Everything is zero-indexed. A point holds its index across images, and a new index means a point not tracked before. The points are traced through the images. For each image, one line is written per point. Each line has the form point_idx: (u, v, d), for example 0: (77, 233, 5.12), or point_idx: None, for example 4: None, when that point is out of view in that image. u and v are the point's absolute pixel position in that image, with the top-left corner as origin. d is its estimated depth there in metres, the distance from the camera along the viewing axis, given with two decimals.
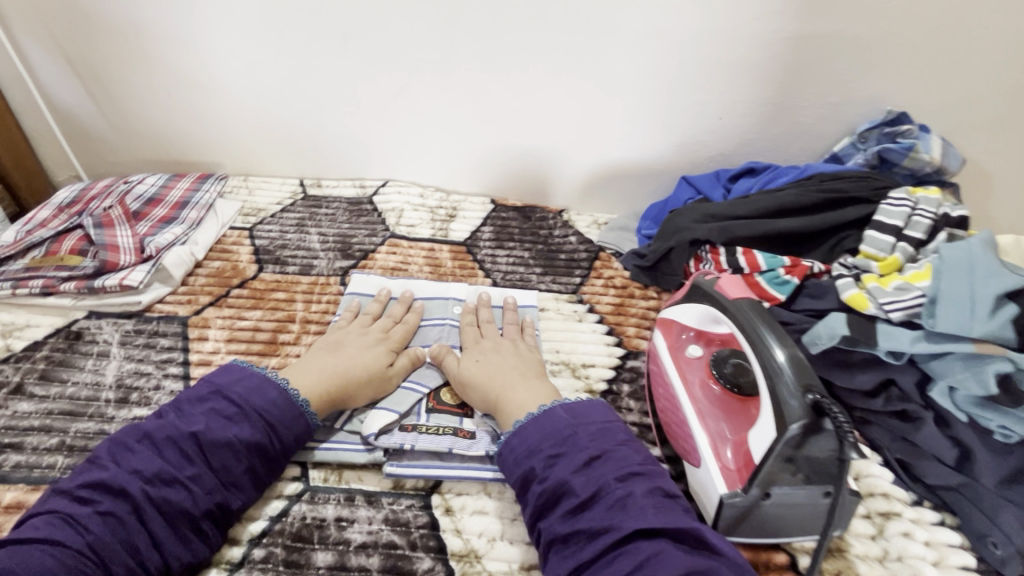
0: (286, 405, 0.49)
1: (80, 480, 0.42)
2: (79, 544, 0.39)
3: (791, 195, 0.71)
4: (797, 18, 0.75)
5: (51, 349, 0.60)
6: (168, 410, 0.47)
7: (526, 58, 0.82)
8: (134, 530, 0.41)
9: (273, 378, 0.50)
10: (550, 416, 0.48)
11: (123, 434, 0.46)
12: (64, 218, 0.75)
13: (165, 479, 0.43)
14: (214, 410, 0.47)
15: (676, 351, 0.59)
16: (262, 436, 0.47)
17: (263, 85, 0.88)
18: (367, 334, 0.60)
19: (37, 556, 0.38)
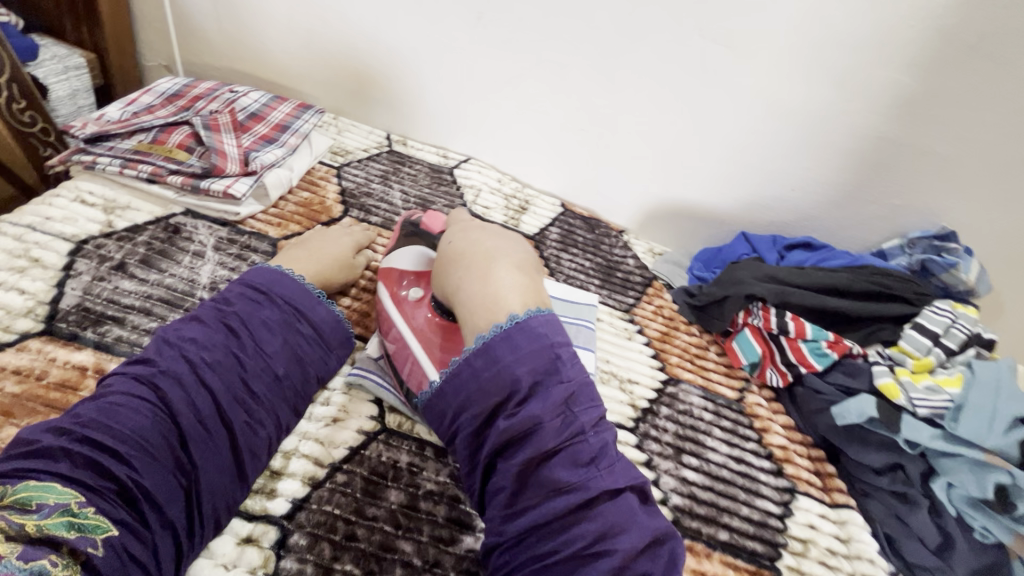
0: (305, 291, 0.54)
1: (144, 350, 0.46)
2: (158, 403, 0.43)
3: (845, 278, 0.77)
4: (891, 122, 0.82)
5: (150, 237, 0.62)
6: (204, 300, 0.51)
7: (637, 85, 0.87)
8: (193, 390, 0.44)
9: (290, 272, 0.55)
10: (523, 331, 0.47)
11: (171, 321, 0.50)
12: (171, 109, 0.77)
13: (215, 347, 0.47)
14: (246, 295, 0.51)
15: (393, 297, 0.59)
16: (293, 317, 0.52)
17: (383, 33, 0.91)
18: (337, 232, 0.67)
19: (117, 410, 0.41)
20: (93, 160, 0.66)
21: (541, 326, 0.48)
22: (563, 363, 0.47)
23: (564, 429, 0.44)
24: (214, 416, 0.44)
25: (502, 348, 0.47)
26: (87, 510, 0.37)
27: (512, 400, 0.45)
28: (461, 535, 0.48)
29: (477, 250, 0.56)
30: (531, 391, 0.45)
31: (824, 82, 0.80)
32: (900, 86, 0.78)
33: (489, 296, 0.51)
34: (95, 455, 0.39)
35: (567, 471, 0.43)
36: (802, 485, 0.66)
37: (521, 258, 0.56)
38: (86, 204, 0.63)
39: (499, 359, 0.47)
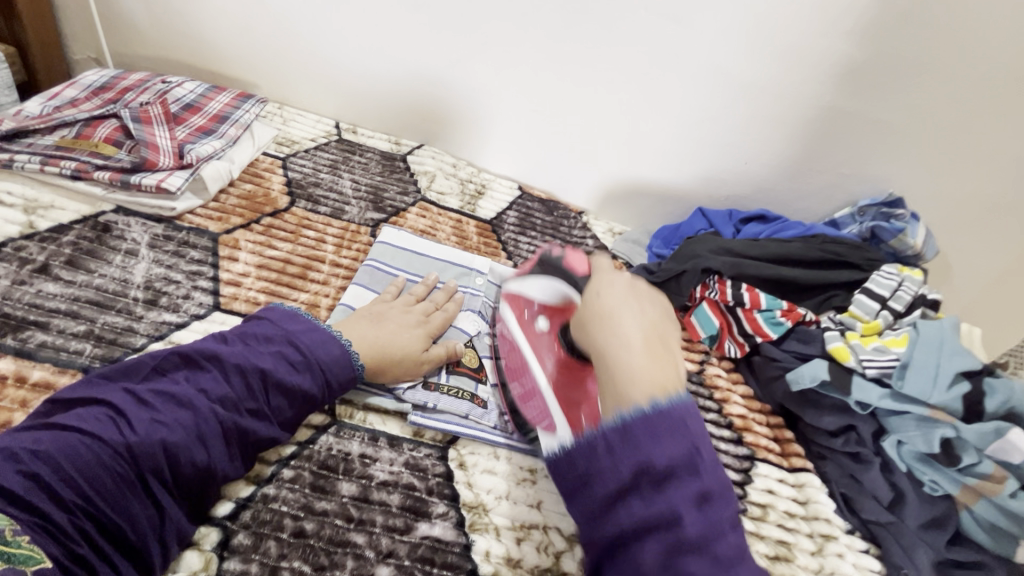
0: (344, 363, 0.51)
1: (147, 384, 0.44)
2: (129, 450, 0.39)
3: (797, 248, 0.78)
4: (836, 92, 0.83)
5: (77, 237, 0.59)
6: (237, 340, 0.48)
7: (586, 63, 0.86)
8: (194, 454, 0.42)
9: (336, 337, 0.52)
10: (671, 420, 0.39)
11: (189, 348, 0.46)
12: (97, 102, 0.72)
13: (227, 406, 0.44)
14: (282, 354, 0.48)
15: (524, 326, 0.60)
16: (317, 388, 0.49)
17: (324, 16, 0.88)
18: (409, 313, 0.59)
19: (80, 448, 0.38)
20: (9, 158, 0.62)
21: (679, 413, 0.40)
22: (702, 452, 0.39)
23: (701, 518, 0.37)
24: (199, 483, 0.42)
25: (643, 432, 0.39)
26: (19, 539, 0.34)
27: (646, 481, 0.38)
28: (416, 523, 0.47)
29: (609, 310, 0.46)
30: (670, 475, 0.38)
31: (770, 53, 0.80)
32: (843, 57, 0.79)
33: (632, 370, 0.42)
34: (31, 495, 0.36)
35: (699, 560, 0.36)
36: (761, 451, 0.67)
37: (657, 316, 0.47)
38: (4, 204, 0.59)
39: (639, 444, 0.39)
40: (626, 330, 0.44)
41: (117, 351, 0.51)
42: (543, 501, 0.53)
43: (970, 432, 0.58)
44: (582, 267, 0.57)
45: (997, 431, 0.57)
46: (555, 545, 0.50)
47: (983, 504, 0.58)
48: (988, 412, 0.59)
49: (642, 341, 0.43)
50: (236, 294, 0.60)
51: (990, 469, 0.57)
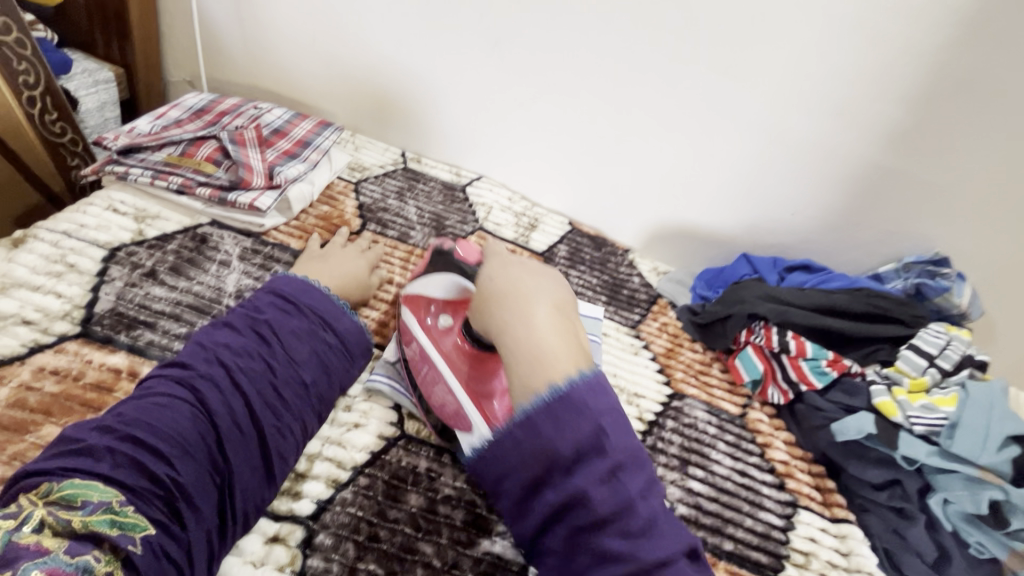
0: (336, 304, 0.57)
1: (188, 352, 0.48)
2: (192, 400, 0.44)
3: (841, 299, 0.79)
4: (886, 152, 0.86)
5: (180, 246, 0.65)
6: (237, 308, 0.54)
7: (645, 110, 0.91)
8: (233, 393, 0.46)
9: (315, 284, 0.58)
10: (569, 395, 0.40)
11: (206, 326, 0.52)
12: (199, 124, 0.80)
13: (251, 354, 0.49)
14: (275, 304, 0.54)
15: (421, 326, 0.59)
16: (319, 327, 0.54)
17: (403, 55, 0.95)
18: (348, 250, 0.71)
19: (157, 410, 0.43)
20: (125, 171, 0.69)
21: (583, 393, 0.41)
22: (610, 428, 0.40)
23: (616, 494, 0.39)
24: (246, 420, 0.46)
25: (546, 423, 0.40)
26: (125, 508, 0.37)
27: (552, 470, 0.40)
28: (478, 539, 0.50)
29: (516, 289, 0.46)
30: (575, 461, 0.39)
31: (825, 112, 0.84)
32: (895, 119, 0.82)
33: (531, 350, 0.43)
34: (137, 452, 0.40)
35: (613, 540, 0.38)
36: (803, 499, 0.68)
37: (558, 294, 0.47)
38: (118, 212, 0.66)
39: (539, 432, 0.40)
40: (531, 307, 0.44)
41: None
42: None
43: (1020, 496, 0.59)
44: (475, 256, 0.58)
45: None
46: None
47: None
48: None
49: (561, 323, 0.45)
50: None
51: None
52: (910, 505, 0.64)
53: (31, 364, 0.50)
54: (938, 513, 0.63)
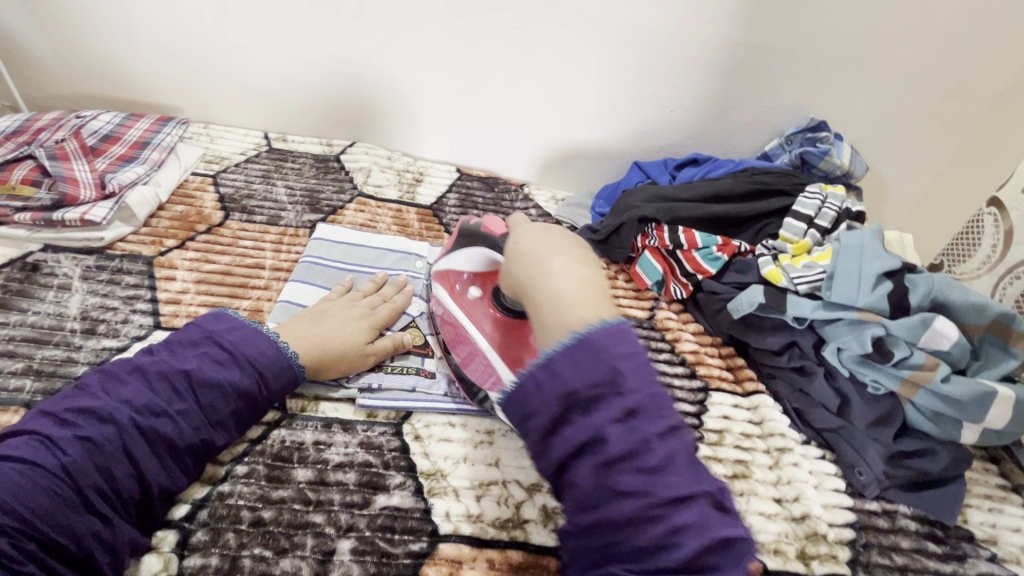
0: (273, 353, 0.51)
1: (66, 406, 0.44)
2: (54, 465, 0.40)
3: (725, 183, 0.80)
4: (744, 27, 0.84)
5: (6, 280, 0.60)
6: (162, 349, 0.49)
7: (502, 36, 0.86)
8: (122, 456, 0.43)
9: (263, 330, 0.52)
10: (585, 344, 0.40)
11: (112, 367, 0.47)
12: (12, 146, 0.72)
13: (155, 410, 0.45)
14: (207, 354, 0.49)
15: (456, 296, 0.62)
16: (251, 382, 0.49)
17: (232, 27, 0.87)
18: (352, 308, 0.60)
19: (8, 475, 0.39)
20: None
21: (599, 339, 0.40)
22: (628, 371, 0.39)
23: (632, 433, 0.37)
24: (135, 484, 0.43)
25: (614, 360, 0.39)
26: None
27: (570, 404, 0.39)
28: (374, 496, 0.49)
29: (531, 248, 0.51)
30: (594, 398, 0.38)
31: None
32: None
33: (549, 297, 0.46)
34: None
35: (631, 479, 0.37)
36: (714, 382, 0.69)
37: (579, 249, 0.50)
38: None
39: (558, 372, 0.39)
40: (547, 260, 0.48)
41: (58, 382, 0.52)
42: (500, 458, 0.54)
43: (898, 326, 0.61)
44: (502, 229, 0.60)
45: (923, 322, 0.60)
46: (514, 496, 0.52)
47: (922, 394, 0.60)
48: (914, 307, 0.62)
49: (583, 272, 0.47)
50: (177, 310, 0.61)
51: (922, 359, 0.60)
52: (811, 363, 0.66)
53: None
54: (833, 363, 0.65)
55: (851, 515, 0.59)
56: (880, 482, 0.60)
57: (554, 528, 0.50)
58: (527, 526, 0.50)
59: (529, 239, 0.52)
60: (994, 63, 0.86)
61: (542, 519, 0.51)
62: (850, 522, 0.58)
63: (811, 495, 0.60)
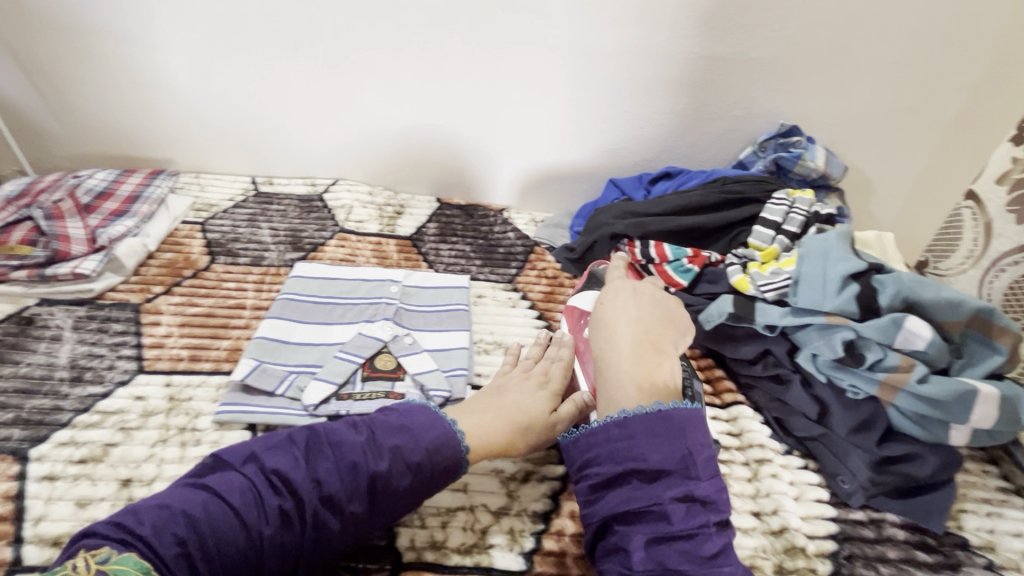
0: (454, 468, 0.49)
1: (273, 462, 0.45)
2: (200, 530, 0.41)
3: (696, 195, 0.81)
4: (704, 42, 0.85)
5: (3, 334, 0.64)
6: (350, 431, 0.48)
7: (467, 69, 0.89)
8: (294, 532, 0.43)
9: (446, 423, 0.51)
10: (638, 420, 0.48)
11: (310, 434, 0.48)
12: (13, 209, 0.77)
13: (333, 502, 0.44)
14: (385, 449, 0.47)
15: (575, 333, 0.67)
16: (406, 493, 0.47)
17: (215, 81, 0.91)
18: (528, 380, 0.59)
19: (167, 522, 0.40)
20: None
21: (680, 420, 0.47)
22: (699, 459, 0.46)
23: (690, 517, 0.44)
24: (276, 562, 0.42)
25: (642, 427, 0.47)
26: None
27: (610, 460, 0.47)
28: None
29: (634, 331, 0.56)
30: (662, 471, 0.45)
31: (631, 18, 0.83)
32: (698, 6, 0.82)
33: (626, 370, 0.53)
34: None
35: (682, 558, 0.42)
36: None
37: (655, 326, 0.57)
38: None
39: (635, 436, 0.47)
40: (618, 336, 0.56)
41: (44, 430, 0.55)
42: (468, 482, 0.55)
43: (868, 328, 0.59)
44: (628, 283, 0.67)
45: (894, 323, 0.58)
46: (480, 521, 0.52)
47: (903, 397, 0.58)
48: (885, 307, 0.61)
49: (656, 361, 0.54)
50: (159, 354, 0.64)
51: (897, 360, 0.58)
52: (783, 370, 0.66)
53: None
54: (807, 369, 0.64)
55: (834, 526, 0.57)
56: (865, 490, 0.58)
57: (520, 552, 0.50)
58: (492, 551, 0.50)
59: (644, 316, 0.58)
60: (961, 54, 0.85)
61: (508, 543, 0.51)
62: (832, 533, 0.57)
63: (790, 506, 0.58)
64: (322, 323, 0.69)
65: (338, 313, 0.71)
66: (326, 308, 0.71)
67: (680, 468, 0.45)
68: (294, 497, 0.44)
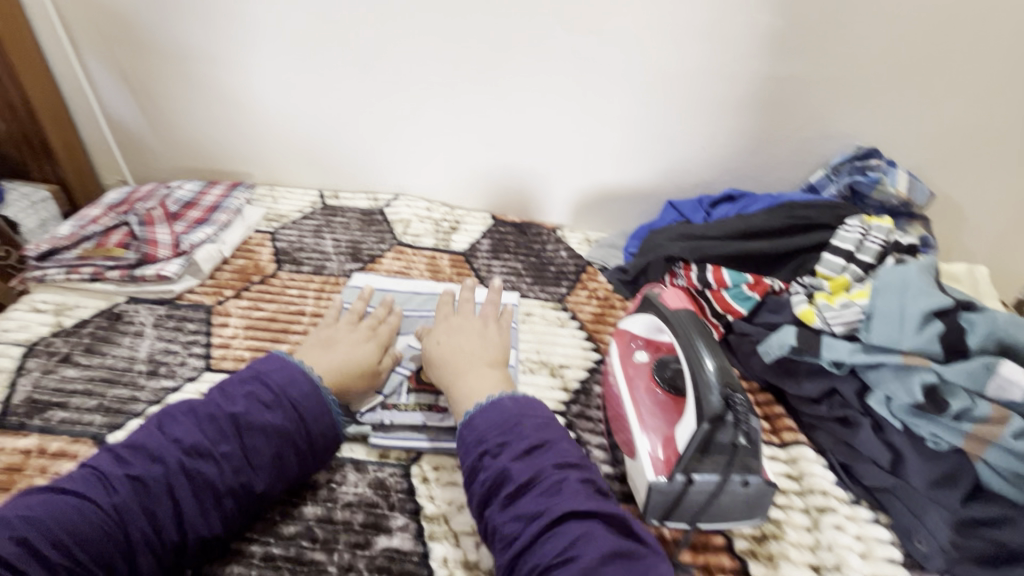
0: (317, 398, 0.54)
1: (129, 442, 0.49)
2: (104, 502, 0.44)
3: (760, 219, 0.77)
4: (773, 61, 0.82)
5: (95, 327, 0.70)
6: (213, 397, 0.53)
7: (528, 90, 0.90)
8: (198, 490, 0.47)
9: (305, 371, 0.56)
10: (496, 409, 0.50)
11: (174, 408, 0.52)
12: (113, 215, 0.86)
13: (200, 451, 0.48)
14: (254, 398, 0.52)
15: (624, 358, 0.64)
16: (294, 430, 0.52)
17: (292, 102, 0.97)
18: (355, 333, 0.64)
19: (68, 508, 0.43)
20: (42, 274, 0.75)
21: (500, 407, 0.50)
22: (540, 433, 0.48)
23: (564, 488, 0.44)
24: (190, 517, 0.46)
25: (479, 419, 0.50)
26: None
27: (484, 455, 0.47)
28: (376, 537, 0.51)
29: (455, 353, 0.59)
30: (528, 450, 0.47)
31: (697, 40, 0.81)
32: (768, 26, 0.79)
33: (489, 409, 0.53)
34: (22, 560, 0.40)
35: (568, 532, 0.41)
36: None
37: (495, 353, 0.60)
38: (40, 311, 0.72)
39: (507, 425, 0.48)
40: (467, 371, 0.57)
41: (121, 417, 0.60)
42: None
43: (954, 373, 0.53)
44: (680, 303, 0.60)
45: (987, 368, 0.53)
46: None
47: (994, 451, 0.52)
48: (974, 349, 0.55)
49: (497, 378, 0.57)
50: (225, 353, 0.68)
51: (988, 411, 0.53)
52: (852, 411, 0.60)
53: None
54: (881, 413, 0.59)
55: None
56: (947, 554, 0.52)
57: None
58: None
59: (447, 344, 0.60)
60: None
61: None
62: None
63: (855, 563, 0.53)
64: None
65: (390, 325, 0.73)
66: None
67: (552, 445, 0.47)
68: (200, 460, 0.48)
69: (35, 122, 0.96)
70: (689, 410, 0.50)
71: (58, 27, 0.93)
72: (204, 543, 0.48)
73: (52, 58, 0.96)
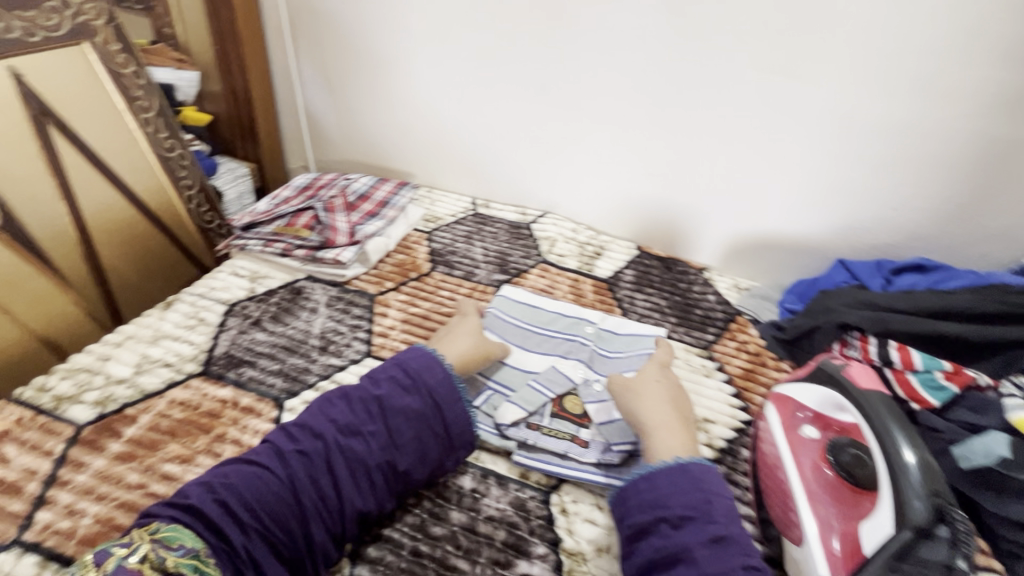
0: (449, 384, 0.58)
1: (294, 421, 0.55)
2: (282, 475, 0.50)
3: (963, 299, 0.67)
4: (1003, 123, 0.72)
5: (280, 298, 0.79)
6: (361, 380, 0.59)
7: (703, 126, 0.87)
8: (357, 468, 0.52)
9: (436, 358, 0.61)
10: (685, 473, 0.50)
11: (326, 394, 0.58)
12: (301, 198, 0.96)
13: (353, 430, 0.54)
14: (395, 382, 0.58)
15: (788, 428, 0.59)
16: (429, 411, 0.56)
17: (465, 114, 1.03)
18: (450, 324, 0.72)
19: (249, 477, 0.49)
20: (244, 243, 0.86)
21: (695, 473, 0.50)
22: (728, 520, 0.47)
23: None
24: (352, 493, 0.51)
25: (664, 479, 0.50)
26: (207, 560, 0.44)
27: (662, 521, 0.47)
28: (515, 559, 0.51)
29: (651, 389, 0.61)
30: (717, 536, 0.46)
31: (909, 92, 0.74)
32: (1003, 86, 0.69)
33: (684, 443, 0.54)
34: (223, 521, 0.47)
35: None
36: None
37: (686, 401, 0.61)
38: (238, 275, 0.82)
39: (693, 499, 0.48)
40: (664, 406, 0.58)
41: (297, 386, 0.66)
42: None
43: None
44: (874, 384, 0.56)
45: None
46: None
47: None
48: None
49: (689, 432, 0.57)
50: (384, 343, 0.73)
51: None
52: None
53: (167, 398, 0.63)
54: None
55: None
56: None
57: None
58: None
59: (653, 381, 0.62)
60: None
61: None
62: None
63: None
64: (520, 348, 0.73)
65: (535, 343, 0.74)
66: (525, 334, 0.75)
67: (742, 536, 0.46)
68: (351, 438, 0.53)
69: (250, 109, 1.11)
70: (883, 511, 0.46)
71: (284, 28, 1.06)
72: (362, 519, 0.52)
73: (274, 55, 1.10)
